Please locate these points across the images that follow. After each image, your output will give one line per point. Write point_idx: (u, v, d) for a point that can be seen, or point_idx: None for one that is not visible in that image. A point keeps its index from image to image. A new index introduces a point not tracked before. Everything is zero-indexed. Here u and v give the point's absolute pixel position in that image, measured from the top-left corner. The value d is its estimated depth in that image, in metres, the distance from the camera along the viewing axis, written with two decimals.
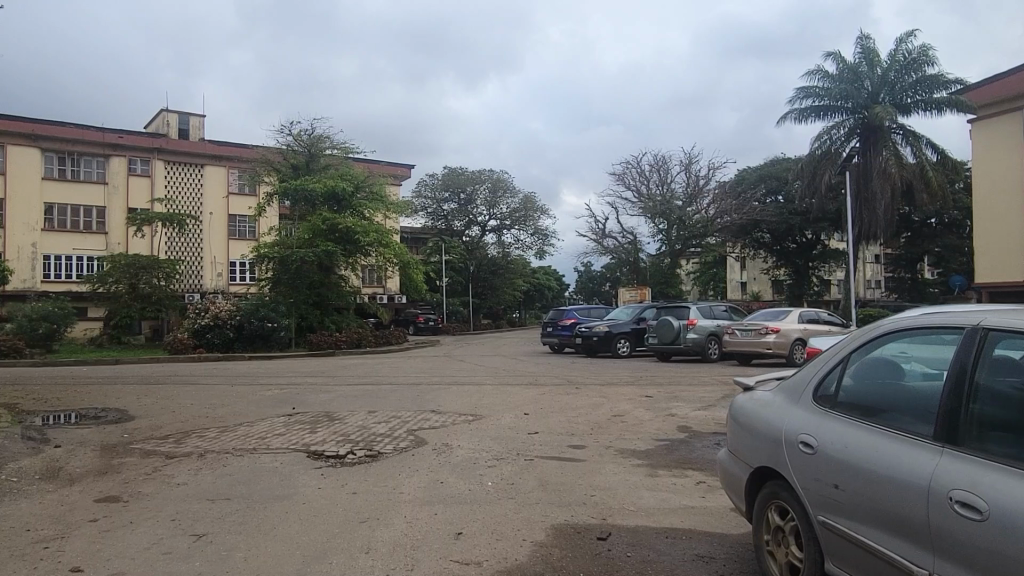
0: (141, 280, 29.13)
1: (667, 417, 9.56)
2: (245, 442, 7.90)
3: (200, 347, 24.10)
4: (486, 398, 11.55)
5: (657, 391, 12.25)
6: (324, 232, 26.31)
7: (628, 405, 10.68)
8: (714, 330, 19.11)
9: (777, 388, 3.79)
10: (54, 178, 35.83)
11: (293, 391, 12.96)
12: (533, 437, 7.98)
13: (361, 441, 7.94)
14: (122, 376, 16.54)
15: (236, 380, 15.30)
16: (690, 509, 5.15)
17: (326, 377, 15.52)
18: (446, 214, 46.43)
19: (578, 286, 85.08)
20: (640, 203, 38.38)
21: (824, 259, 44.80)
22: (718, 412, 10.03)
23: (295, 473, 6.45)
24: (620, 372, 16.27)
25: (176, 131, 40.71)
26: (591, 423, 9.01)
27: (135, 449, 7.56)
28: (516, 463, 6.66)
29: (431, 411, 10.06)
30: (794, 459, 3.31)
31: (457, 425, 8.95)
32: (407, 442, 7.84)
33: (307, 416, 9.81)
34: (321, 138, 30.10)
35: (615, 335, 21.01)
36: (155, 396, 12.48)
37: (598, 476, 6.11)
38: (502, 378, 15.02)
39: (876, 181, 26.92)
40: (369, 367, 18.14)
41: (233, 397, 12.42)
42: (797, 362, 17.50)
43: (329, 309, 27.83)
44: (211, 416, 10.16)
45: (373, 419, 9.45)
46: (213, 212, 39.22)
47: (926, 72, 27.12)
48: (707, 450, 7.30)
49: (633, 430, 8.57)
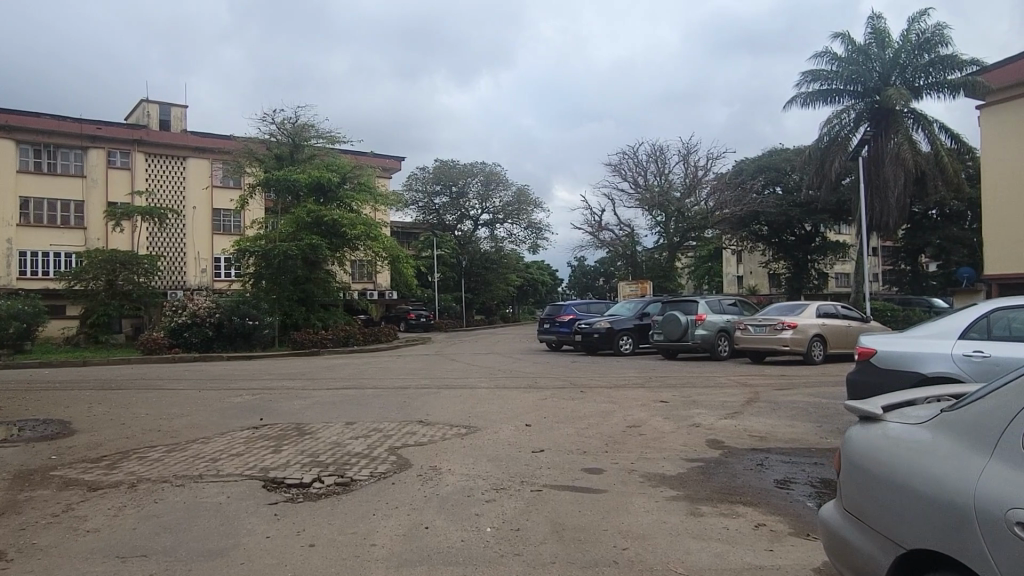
0: (119, 277, 27.79)
1: (691, 429, 8.25)
2: (192, 466, 6.54)
3: (175, 347, 22.64)
4: (481, 405, 10.18)
5: (673, 395, 10.96)
6: (308, 225, 25.03)
7: (644, 413, 9.33)
8: (723, 326, 17.84)
9: (934, 422, 2.52)
10: (29, 171, 34.24)
11: (264, 398, 11.61)
12: (538, 458, 6.65)
13: (331, 464, 6.60)
14: (84, 379, 15.17)
15: (207, 384, 13.91)
16: (760, 572, 3.83)
17: (305, 380, 14.18)
18: (438, 208, 45.01)
19: (572, 282, 83.49)
20: (638, 194, 37.05)
21: (824, 252, 43.52)
22: (749, 421, 8.71)
23: (241, 513, 5.10)
24: (626, 372, 14.94)
25: (157, 123, 39.33)
26: (605, 438, 7.67)
27: (53, 477, 6.19)
28: (520, 497, 5.33)
29: (418, 423, 8.74)
30: (994, 547, 2.06)
31: (448, 441, 7.63)
32: (388, 466, 6.50)
33: (274, 430, 8.48)
34: (306, 127, 28.55)
35: (617, 332, 19.69)
36: (108, 405, 11.09)
37: (626, 517, 4.80)
38: (498, 380, 13.69)
39: (889, 168, 25.77)
40: (355, 368, 16.79)
41: (198, 404, 11.07)
42: (815, 359, 16.22)
43: (315, 305, 26.35)
44: (164, 430, 8.78)
45: (350, 433, 8.10)
46: (196, 206, 37.72)
47: (940, 53, 25.93)
48: (750, 474, 6.01)
49: (654, 446, 7.26)
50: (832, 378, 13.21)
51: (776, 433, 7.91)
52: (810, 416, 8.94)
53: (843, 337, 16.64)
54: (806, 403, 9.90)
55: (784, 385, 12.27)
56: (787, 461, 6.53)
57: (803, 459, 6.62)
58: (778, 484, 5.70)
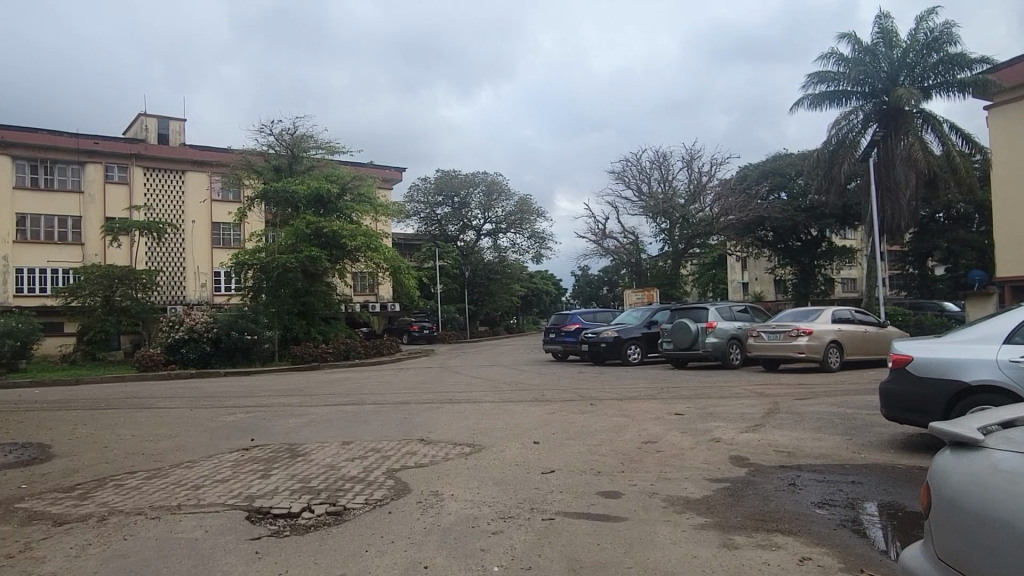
0: (116, 293, 27.29)
1: (711, 444, 7.69)
2: (171, 496, 5.98)
3: (172, 363, 22.11)
4: (485, 421, 9.62)
5: (688, 407, 10.39)
6: (308, 237, 24.56)
7: (659, 427, 8.76)
8: (735, 333, 17.30)
9: None
10: (26, 187, 33.89)
11: (258, 416, 11.07)
12: (549, 480, 6.09)
13: (323, 490, 6.05)
14: (74, 398, 14.65)
15: (199, 401, 13.39)
16: None
17: (302, 396, 13.64)
18: (440, 219, 44.59)
19: (576, 291, 82.99)
20: (641, 201, 36.56)
21: (831, 257, 42.92)
22: (773, 434, 8.13)
23: (218, 551, 4.54)
24: (636, 383, 14.38)
25: (155, 137, 38.96)
26: (620, 456, 7.10)
27: (18, 511, 5.65)
28: (531, 528, 4.77)
29: (419, 441, 8.19)
30: None
31: (451, 462, 7.07)
32: (384, 492, 5.94)
33: (265, 452, 7.94)
34: (304, 138, 28.11)
35: (624, 341, 19.13)
36: (94, 426, 10.57)
37: (650, 551, 4.24)
38: (503, 393, 13.15)
39: (900, 169, 25.21)
40: (355, 383, 16.26)
41: (188, 424, 10.54)
42: (832, 366, 15.62)
43: (315, 318, 25.88)
44: (147, 453, 8.23)
45: (345, 454, 7.55)
46: (196, 221, 37.32)
47: (949, 51, 25.39)
48: (784, 495, 5.45)
49: (673, 464, 6.70)
50: (853, 386, 12.63)
51: (804, 448, 7.32)
52: (838, 428, 8.37)
53: (860, 343, 16.07)
54: (831, 414, 9.32)
55: (804, 394, 11.69)
56: (822, 479, 5.96)
57: (838, 476, 6.05)
58: (817, 507, 5.14)
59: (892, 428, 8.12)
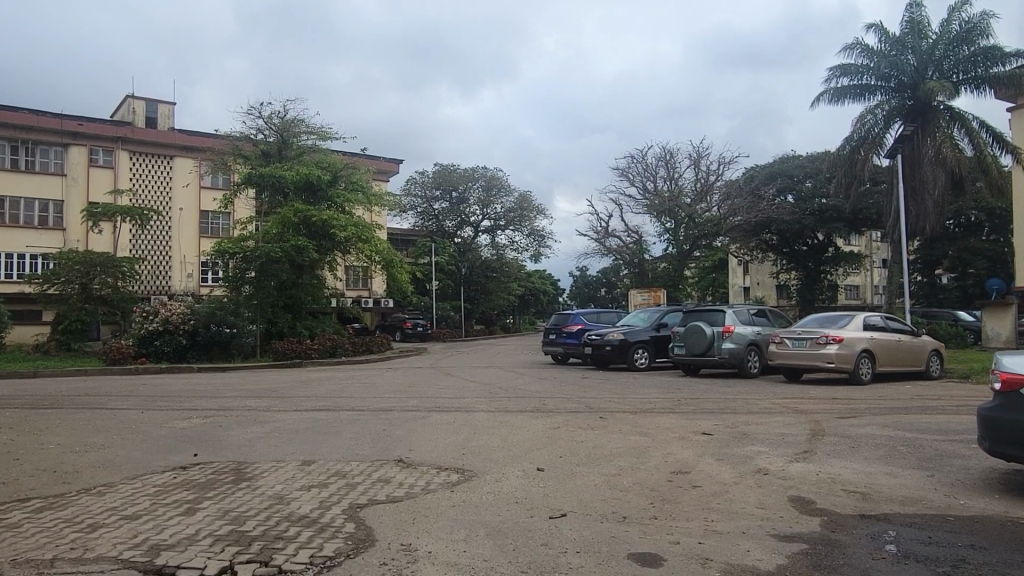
0: (94, 281, 25.56)
1: (759, 477, 6.15)
2: (48, 544, 4.41)
3: (143, 356, 20.61)
4: (477, 437, 8.07)
5: (717, 426, 8.84)
6: (295, 226, 22.96)
7: (687, 452, 7.20)
8: (753, 339, 15.77)
9: None
10: (6, 168, 32.32)
11: (216, 423, 9.52)
12: (560, 532, 4.54)
13: (254, 540, 4.48)
14: (19, 395, 13.05)
15: (160, 402, 11.84)
16: None
17: (273, 399, 12.05)
18: (437, 214, 42.87)
19: (573, 293, 81.34)
20: (646, 199, 34.84)
21: (838, 262, 41.31)
22: (831, 466, 6.59)
23: None
24: (650, 392, 12.85)
25: (143, 120, 37.25)
26: (648, 494, 5.56)
27: None
28: None
29: (396, 464, 6.63)
30: None
31: (434, 495, 5.52)
32: (337, 545, 4.37)
33: (207, 473, 6.41)
34: (295, 123, 26.47)
35: (632, 344, 17.61)
36: (25, 430, 9.01)
37: None
38: (501, 401, 11.61)
39: (926, 169, 23.70)
40: (337, 384, 14.65)
41: (133, 431, 8.98)
42: (863, 378, 14.10)
43: (302, 313, 24.16)
44: (63, 471, 6.67)
45: (300, 482, 5.99)
46: (183, 208, 35.68)
47: (982, 45, 23.85)
48: (888, 570, 3.91)
49: (720, 509, 5.15)
50: (896, 402, 11.07)
51: (881, 488, 5.79)
52: (908, 458, 6.84)
53: (893, 352, 14.55)
54: (890, 440, 7.78)
55: (845, 412, 10.15)
56: (930, 541, 4.42)
57: (947, 535, 4.52)
58: None
59: (975, 462, 6.61)
